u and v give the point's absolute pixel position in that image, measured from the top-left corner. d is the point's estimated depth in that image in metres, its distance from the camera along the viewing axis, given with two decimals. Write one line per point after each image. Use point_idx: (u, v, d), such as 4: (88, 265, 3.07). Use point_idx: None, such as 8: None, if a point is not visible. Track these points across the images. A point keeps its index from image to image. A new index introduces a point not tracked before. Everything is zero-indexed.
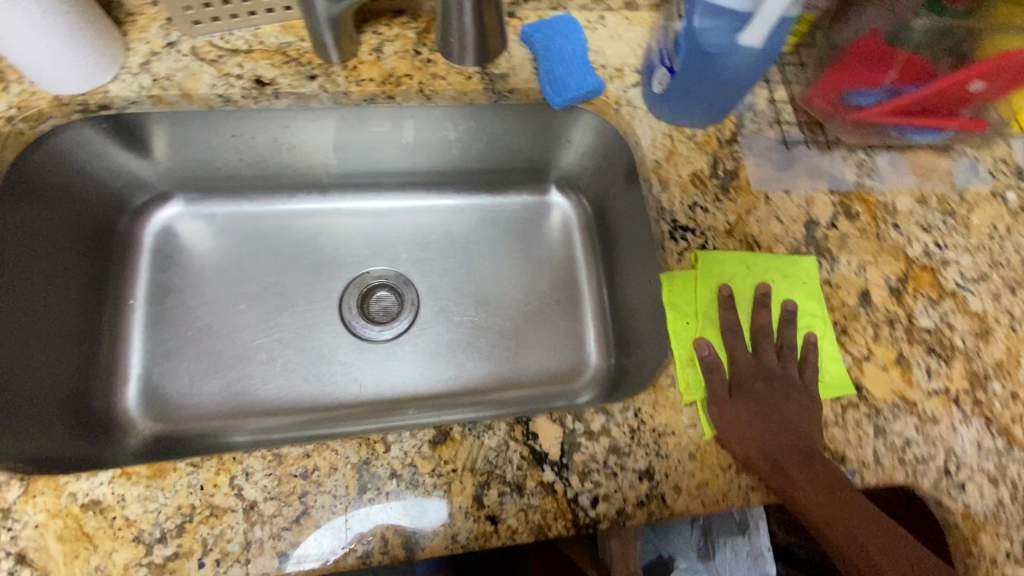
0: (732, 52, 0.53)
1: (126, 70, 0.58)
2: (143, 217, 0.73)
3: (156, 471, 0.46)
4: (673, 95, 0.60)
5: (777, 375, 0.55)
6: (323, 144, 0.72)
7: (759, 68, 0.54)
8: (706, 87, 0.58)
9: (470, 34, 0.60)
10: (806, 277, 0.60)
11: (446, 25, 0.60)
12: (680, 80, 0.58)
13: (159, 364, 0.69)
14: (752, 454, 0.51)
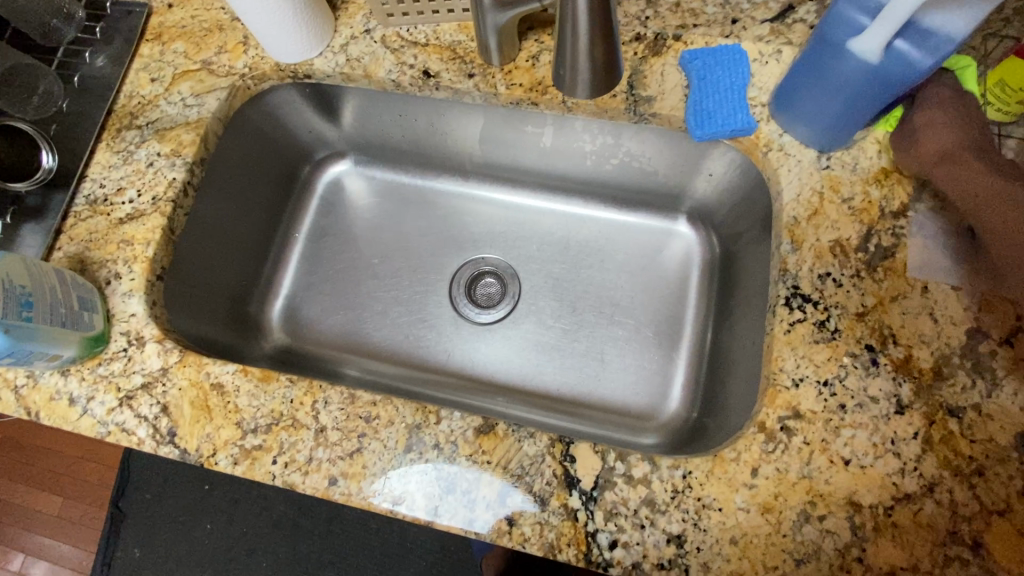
0: (848, 58, 0.48)
1: (329, 48, 0.69)
2: (321, 168, 0.87)
3: (264, 377, 0.57)
4: (788, 94, 0.57)
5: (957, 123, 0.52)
6: (472, 133, 0.78)
7: (874, 91, 0.49)
8: (820, 96, 0.53)
9: (583, 71, 0.59)
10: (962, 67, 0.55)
11: (560, 60, 0.59)
12: (797, 76, 0.54)
13: (303, 291, 0.83)
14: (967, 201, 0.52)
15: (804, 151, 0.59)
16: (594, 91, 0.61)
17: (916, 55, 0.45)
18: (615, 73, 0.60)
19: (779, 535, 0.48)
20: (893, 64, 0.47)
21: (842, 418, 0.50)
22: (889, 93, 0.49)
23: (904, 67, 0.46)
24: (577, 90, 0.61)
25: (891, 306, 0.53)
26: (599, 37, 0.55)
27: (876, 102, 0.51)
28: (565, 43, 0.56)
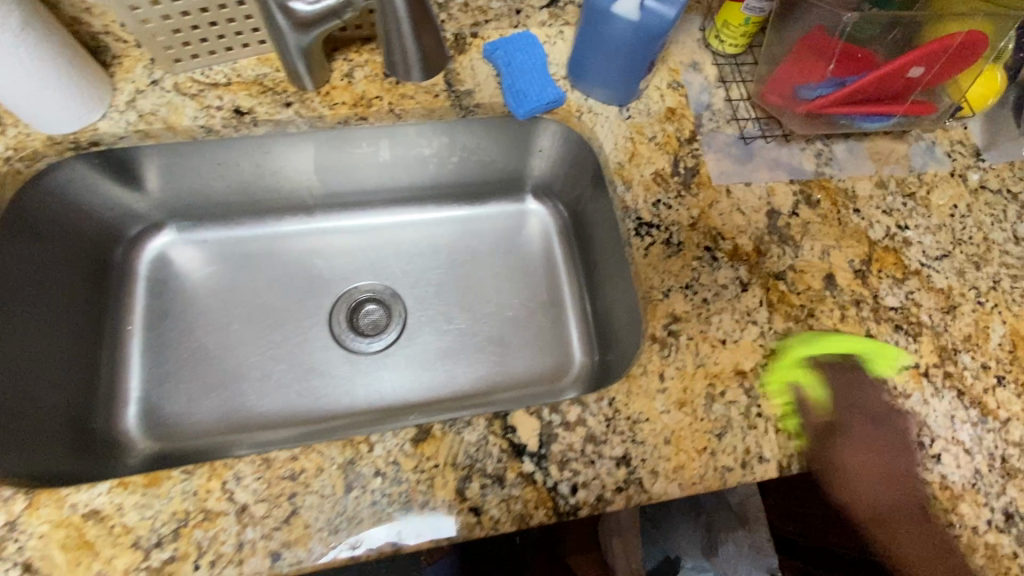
0: (615, 21, 0.58)
1: (114, 108, 0.62)
2: (138, 247, 0.77)
3: (152, 480, 0.49)
4: (580, 64, 0.65)
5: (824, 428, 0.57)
6: (305, 167, 0.76)
7: (641, 46, 0.59)
8: (604, 58, 0.63)
9: (412, 51, 0.62)
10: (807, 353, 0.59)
11: (389, 46, 0.62)
12: (582, 47, 0.63)
13: (160, 386, 0.73)
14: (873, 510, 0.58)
15: (608, 108, 0.68)
16: (428, 71, 0.65)
17: (662, 9, 0.56)
18: (443, 51, 0.65)
19: (699, 421, 0.55)
20: (649, 19, 0.57)
21: (708, 309, 0.60)
22: (653, 47, 0.59)
23: (657, 20, 0.56)
24: (412, 71, 0.65)
25: (711, 212, 0.64)
26: (420, 22, 0.59)
27: (646, 56, 0.61)
28: (390, 29, 0.60)
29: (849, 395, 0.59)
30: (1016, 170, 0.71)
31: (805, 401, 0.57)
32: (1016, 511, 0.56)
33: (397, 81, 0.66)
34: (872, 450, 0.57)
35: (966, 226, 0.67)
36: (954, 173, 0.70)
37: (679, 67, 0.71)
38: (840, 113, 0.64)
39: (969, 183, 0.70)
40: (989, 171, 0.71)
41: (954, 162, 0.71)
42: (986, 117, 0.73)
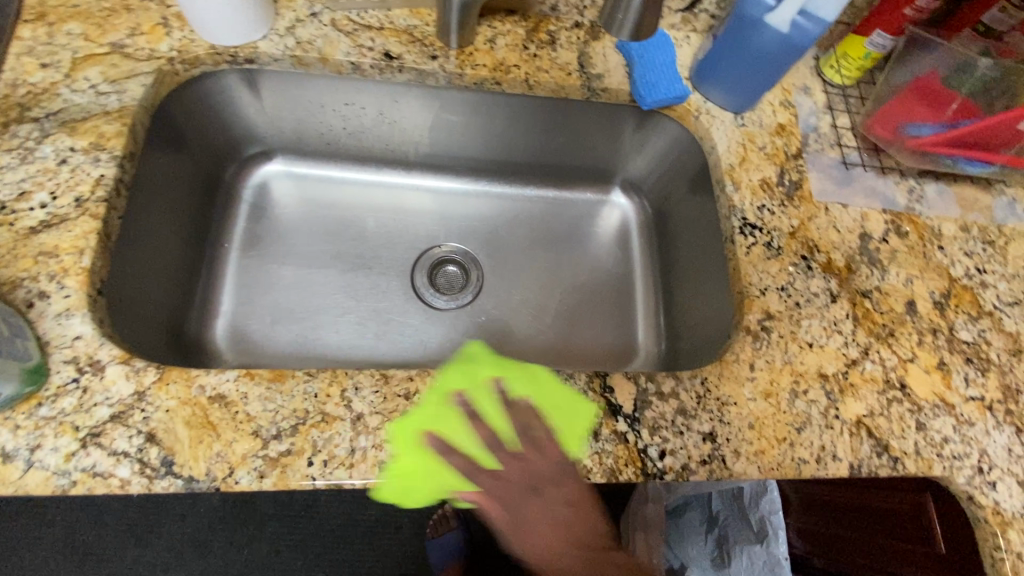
0: (761, 29, 0.62)
1: (274, 31, 0.66)
2: (247, 170, 0.81)
3: (276, 376, 0.51)
4: (709, 67, 0.70)
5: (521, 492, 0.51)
6: (421, 122, 0.79)
7: (780, 56, 0.64)
8: (738, 63, 0.67)
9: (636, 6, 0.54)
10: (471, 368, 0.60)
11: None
12: (716, 50, 0.68)
13: (246, 307, 0.76)
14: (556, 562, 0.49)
15: (723, 113, 0.73)
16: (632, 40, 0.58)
17: (811, 25, 0.60)
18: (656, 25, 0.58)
19: (782, 413, 0.58)
20: (795, 33, 0.61)
21: (799, 312, 0.63)
22: (791, 59, 0.64)
23: (802, 35, 0.61)
24: (623, 29, 0.57)
25: (810, 225, 0.68)
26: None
27: (781, 66, 0.65)
28: None
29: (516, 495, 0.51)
30: None
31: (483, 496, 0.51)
32: None
33: (535, 54, 0.71)
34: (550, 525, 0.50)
35: None
36: None
37: (791, 89, 0.76)
38: (944, 153, 0.68)
39: None
40: None
41: None
42: None
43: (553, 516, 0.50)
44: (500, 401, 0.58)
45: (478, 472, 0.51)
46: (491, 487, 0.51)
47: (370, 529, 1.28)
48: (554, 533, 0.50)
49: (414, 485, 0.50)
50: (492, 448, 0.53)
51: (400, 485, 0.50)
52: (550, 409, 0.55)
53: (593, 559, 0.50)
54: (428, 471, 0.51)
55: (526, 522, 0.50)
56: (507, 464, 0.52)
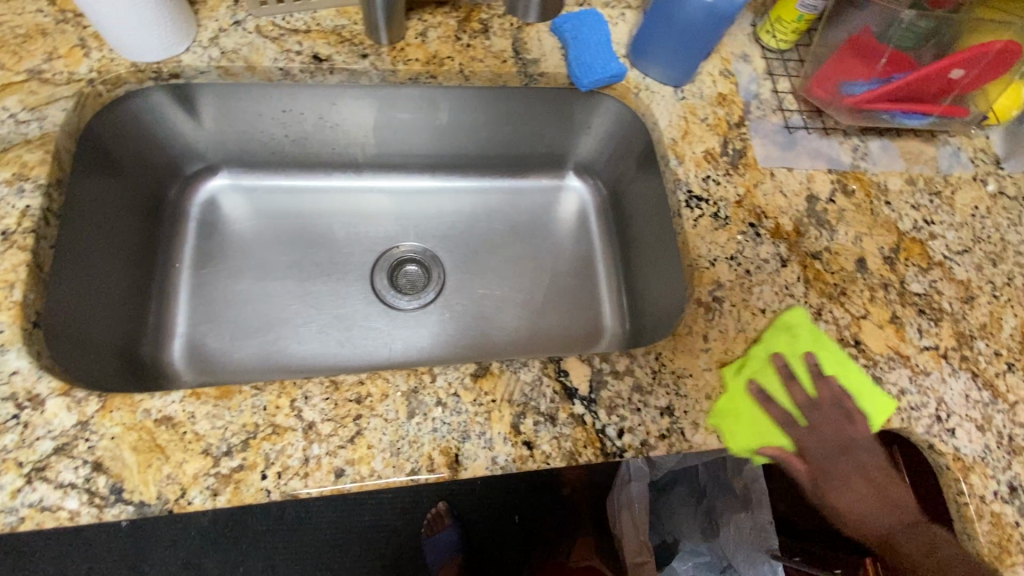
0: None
1: (197, 43, 0.65)
2: (192, 187, 0.80)
3: (223, 392, 0.51)
4: (643, 43, 0.70)
5: (838, 450, 0.57)
6: (363, 123, 0.78)
7: (708, 25, 0.64)
8: (670, 36, 0.67)
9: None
10: (795, 332, 0.61)
11: None
12: (647, 25, 0.68)
13: (204, 324, 0.75)
14: (874, 529, 0.57)
15: (663, 88, 0.72)
16: None
17: None
18: None
19: (738, 380, 0.59)
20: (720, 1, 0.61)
21: (750, 279, 0.63)
22: (719, 27, 0.64)
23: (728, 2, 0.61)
24: None
25: (756, 191, 0.68)
26: None
27: (712, 36, 0.65)
28: None
29: (835, 458, 0.58)
30: None
31: (781, 453, 0.57)
32: (1019, 484, 0.60)
33: (468, 44, 0.70)
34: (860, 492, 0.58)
35: (985, 226, 0.73)
36: (976, 177, 0.75)
37: (730, 58, 0.76)
38: (883, 109, 0.69)
39: (988, 188, 0.75)
40: (1007, 178, 0.76)
41: (976, 167, 0.76)
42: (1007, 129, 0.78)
43: (871, 482, 0.58)
44: (813, 373, 0.60)
45: (792, 425, 0.57)
46: (810, 448, 0.57)
47: (365, 536, 1.29)
48: (865, 502, 0.57)
49: (742, 431, 0.57)
50: (802, 405, 0.58)
51: (729, 425, 0.57)
52: (859, 392, 0.60)
53: (900, 529, 0.57)
54: (762, 428, 0.57)
55: (848, 489, 0.58)
56: (816, 421, 0.58)
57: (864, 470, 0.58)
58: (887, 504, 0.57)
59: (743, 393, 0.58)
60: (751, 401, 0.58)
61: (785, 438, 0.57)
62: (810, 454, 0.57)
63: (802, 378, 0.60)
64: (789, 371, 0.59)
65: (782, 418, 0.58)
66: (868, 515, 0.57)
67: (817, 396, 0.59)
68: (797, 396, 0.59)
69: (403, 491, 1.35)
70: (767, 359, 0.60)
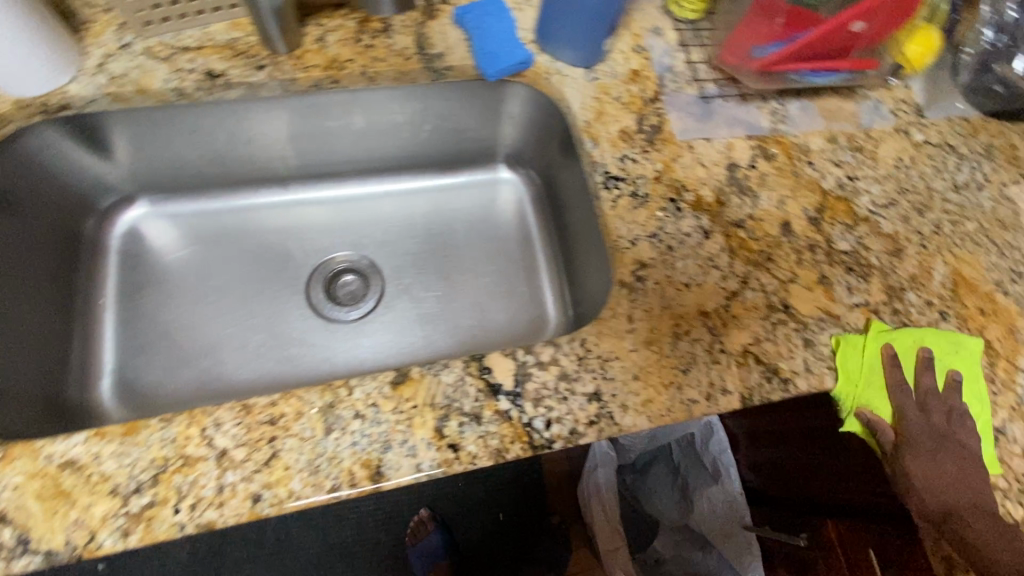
0: None
1: (83, 72, 0.63)
2: (109, 220, 0.78)
3: (130, 429, 0.49)
4: (545, 26, 0.68)
5: (938, 435, 0.59)
6: (277, 136, 0.76)
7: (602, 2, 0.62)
8: (568, 17, 0.66)
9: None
10: (943, 333, 0.63)
11: None
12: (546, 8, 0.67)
13: (135, 358, 0.74)
14: (943, 508, 0.58)
15: (574, 70, 0.71)
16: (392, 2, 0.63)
17: None
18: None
19: (665, 358, 0.58)
20: None
21: (673, 255, 0.63)
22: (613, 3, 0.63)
23: None
24: None
25: (675, 165, 0.67)
26: None
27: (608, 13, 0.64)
28: None
29: (935, 440, 0.59)
30: (955, 126, 0.77)
31: (877, 425, 0.59)
32: (958, 432, 0.60)
33: (369, 45, 0.68)
34: (951, 475, 0.58)
35: (910, 176, 0.72)
36: (898, 128, 0.75)
37: (641, 32, 0.74)
38: (788, 70, 0.67)
39: (912, 137, 0.75)
40: (930, 126, 0.76)
41: (898, 119, 0.76)
42: (928, 76, 0.78)
43: (953, 465, 0.59)
44: (923, 362, 0.61)
45: (893, 402, 0.59)
46: (914, 426, 0.59)
47: (348, 550, 1.29)
48: (950, 483, 0.58)
49: (848, 398, 0.59)
50: (903, 386, 0.60)
51: (657, 405, 0.56)
52: (954, 381, 0.61)
53: (978, 515, 0.57)
54: (863, 400, 0.59)
55: (943, 471, 0.58)
56: (919, 403, 0.59)
57: (955, 453, 0.59)
58: (972, 489, 0.58)
59: (875, 367, 0.61)
60: (858, 374, 0.60)
61: (886, 417, 0.60)
62: (912, 432, 0.59)
63: (910, 368, 0.61)
64: (895, 352, 0.61)
65: (893, 391, 0.60)
66: (949, 493, 0.58)
67: (919, 384, 0.60)
68: (923, 380, 0.60)
69: (383, 502, 1.34)
70: (872, 343, 0.61)
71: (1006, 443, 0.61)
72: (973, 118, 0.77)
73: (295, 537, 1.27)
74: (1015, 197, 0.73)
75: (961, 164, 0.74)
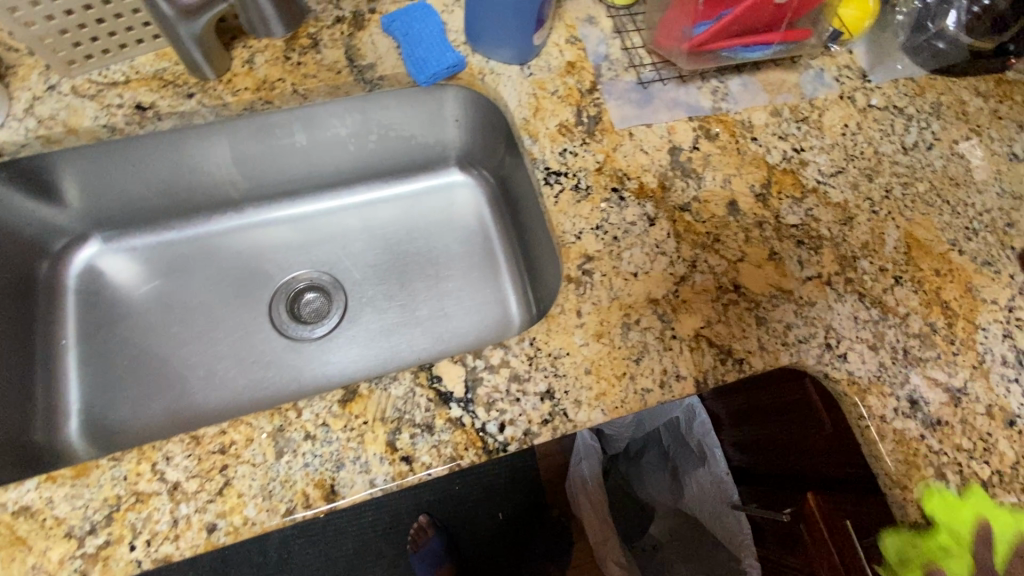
0: None
1: (13, 117, 0.63)
2: (64, 262, 0.78)
3: (81, 470, 0.49)
4: (472, 28, 0.68)
5: None
6: (221, 161, 0.76)
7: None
8: (491, 17, 0.65)
9: (269, 10, 0.65)
10: None
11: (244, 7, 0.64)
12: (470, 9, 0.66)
13: (101, 396, 0.74)
14: None
15: (508, 68, 0.71)
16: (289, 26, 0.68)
17: None
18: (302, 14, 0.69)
19: (617, 349, 0.58)
20: None
21: (619, 246, 0.62)
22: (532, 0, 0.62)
23: None
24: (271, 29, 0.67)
25: (615, 155, 0.67)
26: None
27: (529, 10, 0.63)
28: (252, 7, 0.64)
29: None
30: (901, 86, 0.76)
31: None
32: (918, 396, 0.60)
33: (298, 62, 0.68)
34: None
35: (857, 142, 0.72)
36: (842, 95, 0.74)
37: (575, 23, 0.74)
38: (717, 48, 0.66)
39: (857, 103, 0.74)
40: (875, 90, 0.75)
41: (842, 85, 0.75)
42: (869, 40, 0.77)
43: None
44: None
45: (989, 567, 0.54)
46: None
47: (351, 563, 1.28)
48: None
49: (935, 550, 0.54)
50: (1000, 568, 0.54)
51: (612, 398, 0.56)
52: None
53: None
54: (957, 561, 0.54)
55: None
56: None
57: None
58: None
59: (966, 538, 0.55)
60: (960, 543, 0.54)
61: None
62: None
63: None
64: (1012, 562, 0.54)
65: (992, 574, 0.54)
66: None
67: None
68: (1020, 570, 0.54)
69: (381, 511, 1.33)
70: (971, 530, 0.55)
71: (968, 403, 0.60)
72: (919, 77, 0.77)
73: (295, 554, 1.27)
74: (966, 153, 0.73)
75: (909, 125, 0.73)
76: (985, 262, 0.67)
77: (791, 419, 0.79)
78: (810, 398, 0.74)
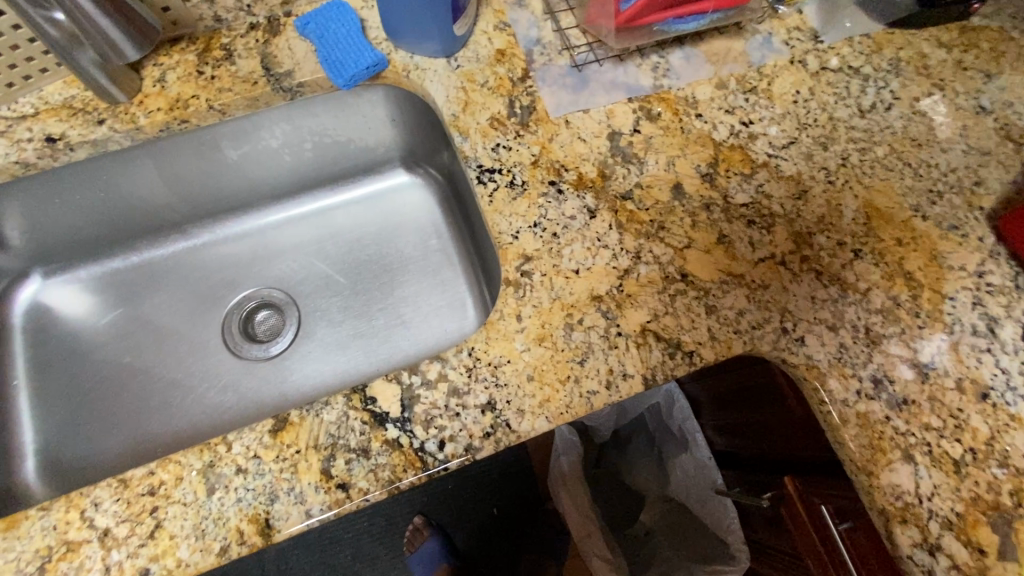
0: None
1: None
2: (6, 302, 0.76)
3: (8, 524, 0.48)
4: (389, 27, 0.65)
5: None
6: (153, 184, 0.74)
7: None
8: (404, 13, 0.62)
9: (112, 32, 0.60)
10: None
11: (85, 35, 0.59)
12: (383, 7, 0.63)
13: (54, 434, 0.72)
14: None
15: (434, 62, 0.67)
16: (143, 47, 0.63)
17: None
18: (154, 29, 0.64)
19: (560, 352, 0.55)
20: None
21: (559, 242, 0.59)
22: None
23: None
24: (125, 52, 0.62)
25: (551, 145, 0.64)
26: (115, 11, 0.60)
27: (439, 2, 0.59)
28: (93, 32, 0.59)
29: None
30: (856, 45, 0.71)
31: None
32: (882, 375, 0.57)
33: (212, 76, 0.67)
34: None
35: (810, 109, 0.68)
36: (793, 59, 0.70)
37: (504, 7, 0.70)
38: (646, 23, 0.62)
39: (810, 67, 0.70)
40: (828, 51, 0.71)
41: (793, 49, 0.71)
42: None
43: None
44: None
45: None
46: None
47: (349, 569, 1.27)
48: None
49: None
50: None
51: (557, 405, 0.53)
52: None
53: None
54: None
55: None
56: None
57: None
58: None
59: None
60: None
61: None
62: None
63: None
64: None
65: None
66: None
67: None
68: None
69: (376, 515, 1.32)
70: None
71: (937, 378, 0.57)
72: (876, 33, 0.72)
73: (291, 565, 1.26)
74: (928, 110, 0.68)
75: (866, 86, 0.69)
76: (951, 226, 0.63)
77: (760, 403, 0.78)
78: (773, 383, 0.72)
